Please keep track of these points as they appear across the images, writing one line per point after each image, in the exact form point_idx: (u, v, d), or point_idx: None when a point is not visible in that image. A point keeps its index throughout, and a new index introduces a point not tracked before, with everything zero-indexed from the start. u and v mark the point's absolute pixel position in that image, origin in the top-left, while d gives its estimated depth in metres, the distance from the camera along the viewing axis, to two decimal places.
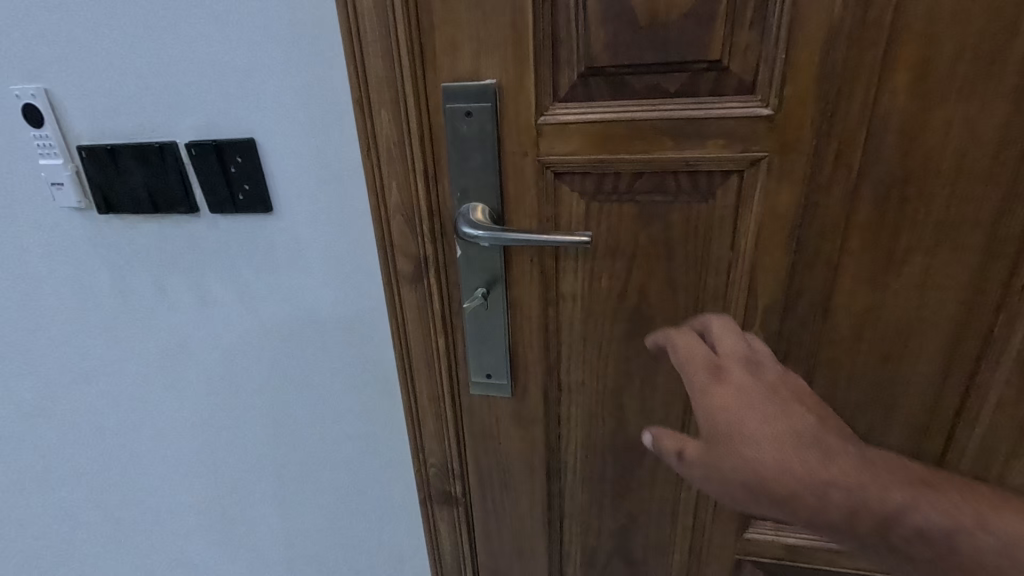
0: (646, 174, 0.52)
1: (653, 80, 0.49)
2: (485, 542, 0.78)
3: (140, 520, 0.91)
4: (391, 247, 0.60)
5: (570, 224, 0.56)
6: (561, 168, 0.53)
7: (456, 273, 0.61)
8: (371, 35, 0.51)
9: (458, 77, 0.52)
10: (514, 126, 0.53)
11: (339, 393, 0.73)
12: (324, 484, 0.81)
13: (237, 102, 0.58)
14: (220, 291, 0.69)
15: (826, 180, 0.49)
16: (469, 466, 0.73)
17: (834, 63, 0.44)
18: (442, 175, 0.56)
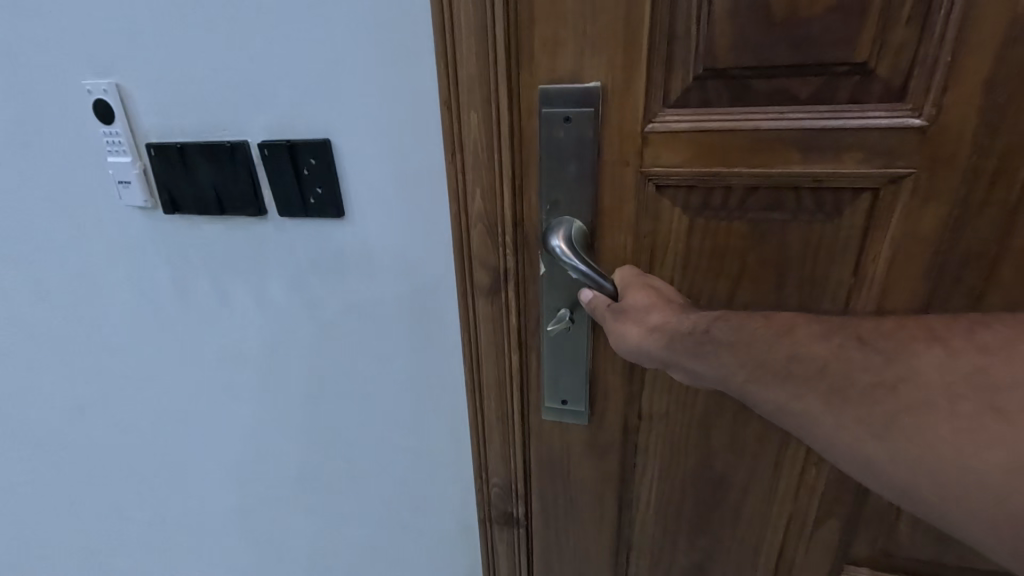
0: (763, 190, 0.46)
1: (783, 85, 0.43)
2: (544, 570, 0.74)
3: (188, 523, 0.90)
4: (470, 260, 0.56)
5: (669, 243, 0.51)
6: (665, 181, 0.48)
7: (537, 291, 0.56)
8: (466, 30, 0.47)
9: (557, 77, 0.48)
10: (616, 134, 0.48)
11: (400, 405, 0.70)
12: (377, 498, 0.78)
13: (312, 100, 0.55)
14: (282, 295, 0.66)
15: (978, 201, 0.43)
16: (534, 489, 0.68)
17: (1006, 69, 0.39)
18: (529, 186, 0.52)
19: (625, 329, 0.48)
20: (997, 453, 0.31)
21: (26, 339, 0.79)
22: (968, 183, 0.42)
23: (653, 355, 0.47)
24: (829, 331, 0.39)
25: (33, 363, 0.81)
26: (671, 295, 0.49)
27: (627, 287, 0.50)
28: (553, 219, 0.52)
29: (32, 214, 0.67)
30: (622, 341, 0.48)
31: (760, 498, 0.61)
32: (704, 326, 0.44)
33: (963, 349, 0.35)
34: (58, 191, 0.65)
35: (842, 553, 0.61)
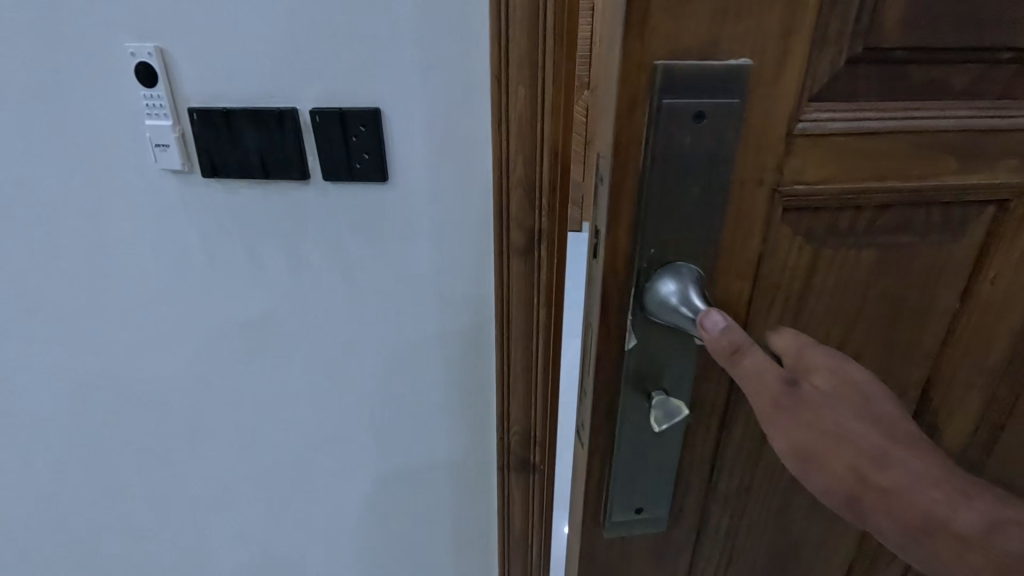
0: (896, 207, 0.45)
1: (937, 76, 0.42)
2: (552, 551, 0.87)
3: (191, 500, 0.90)
4: (597, 280, 0.44)
5: (783, 275, 0.46)
6: (800, 202, 0.44)
7: (618, 360, 0.47)
8: (520, 14, 0.53)
9: (678, 53, 0.38)
10: (753, 143, 0.41)
11: (426, 363, 0.76)
12: (400, 459, 0.84)
13: (367, 72, 0.59)
14: (321, 259, 0.70)
15: None
16: (547, 436, 0.76)
17: None
18: (638, 224, 0.42)
19: (826, 455, 0.39)
20: None
21: (18, 315, 0.75)
22: None
23: (857, 502, 0.40)
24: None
25: (29, 336, 0.77)
26: (885, 416, 0.41)
27: (836, 394, 0.40)
28: (667, 264, 0.44)
29: (58, 176, 0.66)
30: (810, 474, 0.41)
31: (812, 522, 0.60)
32: (941, 514, 0.39)
33: None
34: (92, 153, 0.65)
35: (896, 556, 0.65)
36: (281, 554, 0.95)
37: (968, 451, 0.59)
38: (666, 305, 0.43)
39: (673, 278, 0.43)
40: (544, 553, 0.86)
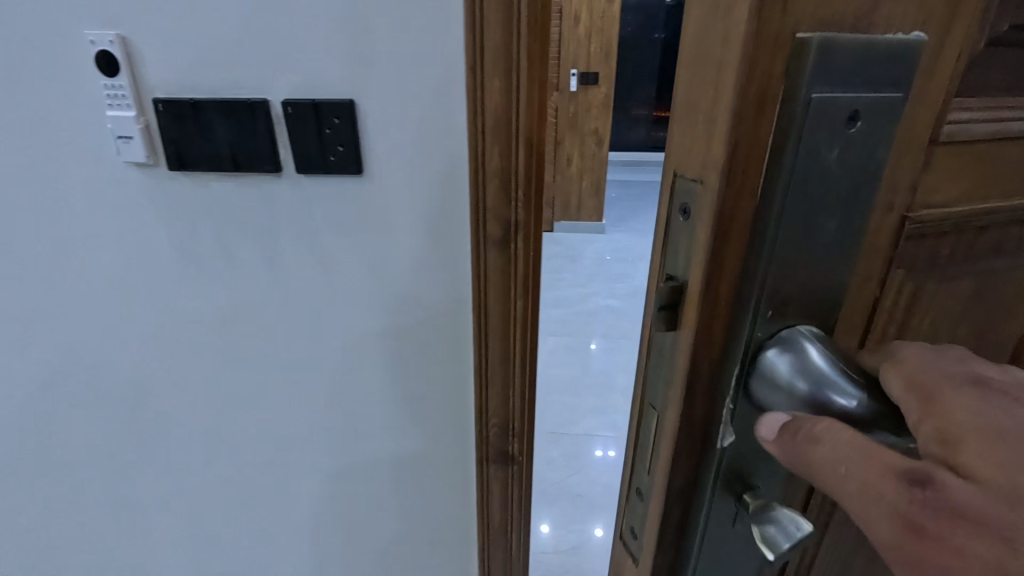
0: (1000, 226, 0.35)
1: None
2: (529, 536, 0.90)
3: (162, 501, 0.89)
4: (661, 354, 0.28)
5: (886, 319, 0.33)
6: (924, 226, 0.31)
7: (687, 475, 0.29)
8: (494, 6, 0.54)
9: (831, 11, 0.22)
10: (897, 151, 0.27)
11: (403, 360, 0.75)
12: (377, 459, 0.83)
13: (339, 64, 0.59)
14: (294, 254, 0.69)
15: None
16: (525, 425, 0.78)
17: None
18: (751, 280, 0.25)
19: None
20: None
21: None
22: None
23: None
24: None
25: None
26: None
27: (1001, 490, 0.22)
28: (782, 329, 0.26)
29: (24, 170, 0.66)
30: None
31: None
32: None
33: None
34: (57, 144, 0.64)
35: None
36: (255, 557, 0.93)
37: None
38: (784, 401, 0.26)
39: (787, 343, 0.26)
40: (522, 538, 0.89)
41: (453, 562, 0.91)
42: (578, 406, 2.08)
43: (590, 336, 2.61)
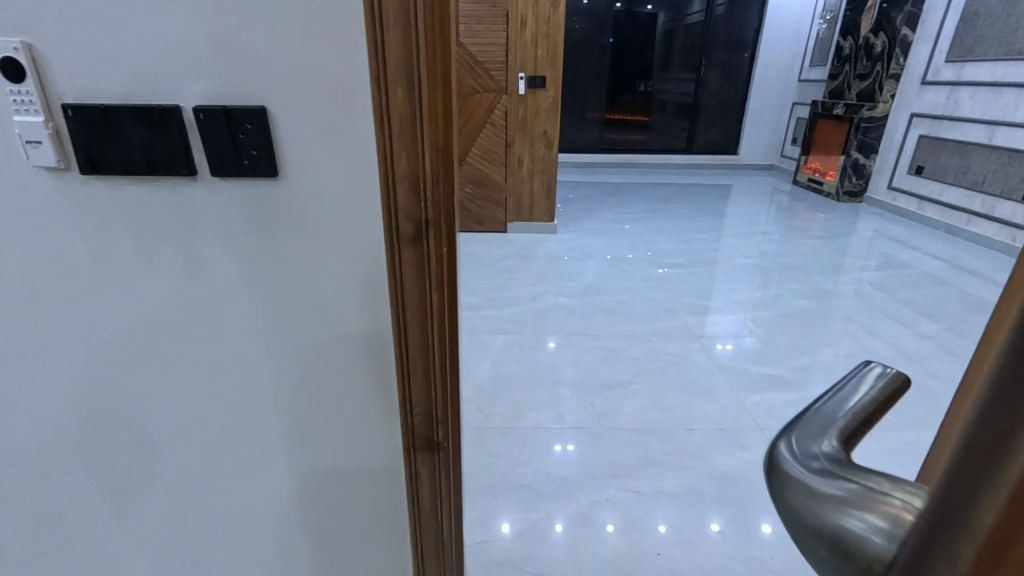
0: None
1: None
2: (461, 522, 0.95)
3: (90, 508, 0.89)
4: None
5: None
6: None
7: None
8: (392, 22, 0.59)
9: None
10: None
11: (328, 354, 0.78)
12: (307, 453, 0.86)
13: (249, 72, 0.62)
14: (214, 256, 0.71)
15: None
16: (449, 413, 0.84)
17: None
18: None
19: None
20: None
21: None
22: None
23: None
24: None
25: None
26: None
27: None
28: None
29: None
30: None
31: None
32: None
33: None
34: None
35: None
36: (188, 559, 0.94)
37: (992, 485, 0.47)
38: None
39: None
40: (454, 522, 0.94)
41: (388, 549, 0.94)
42: (527, 401, 2.13)
43: (541, 334, 2.67)
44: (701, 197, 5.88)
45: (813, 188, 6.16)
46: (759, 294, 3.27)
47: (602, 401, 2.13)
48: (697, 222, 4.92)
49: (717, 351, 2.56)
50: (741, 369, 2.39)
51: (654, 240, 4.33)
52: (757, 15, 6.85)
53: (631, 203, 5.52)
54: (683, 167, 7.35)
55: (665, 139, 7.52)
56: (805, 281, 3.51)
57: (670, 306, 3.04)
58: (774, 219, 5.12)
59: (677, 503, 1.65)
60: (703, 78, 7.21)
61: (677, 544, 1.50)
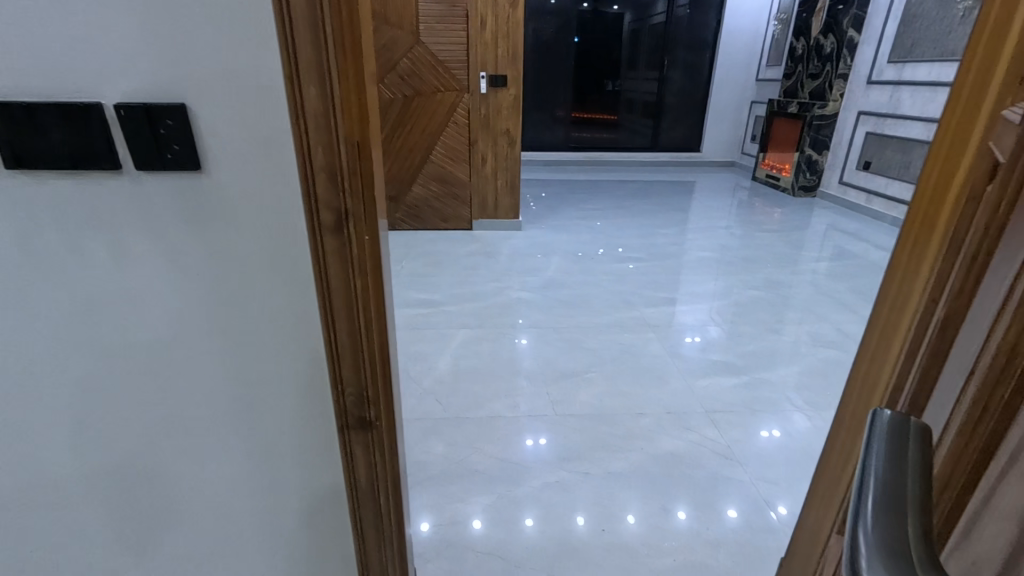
0: None
1: None
2: (398, 499, 1.01)
3: (31, 498, 0.91)
4: None
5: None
6: None
7: None
8: (301, 25, 0.64)
9: None
10: None
11: (260, 340, 0.83)
12: (245, 435, 0.90)
13: (167, 72, 0.65)
14: (142, 247, 0.75)
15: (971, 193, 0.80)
16: (381, 393, 0.89)
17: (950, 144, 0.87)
18: None
19: None
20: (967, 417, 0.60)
21: None
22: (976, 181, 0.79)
23: None
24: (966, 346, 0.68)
25: None
26: None
27: None
28: None
29: None
30: None
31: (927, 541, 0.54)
32: None
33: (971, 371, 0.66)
34: None
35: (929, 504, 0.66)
36: (134, 544, 0.98)
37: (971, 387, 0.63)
38: None
39: None
40: (392, 498, 0.99)
41: (329, 525, 1.00)
42: (485, 391, 2.20)
43: (502, 327, 2.74)
44: (664, 194, 6.03)
45: (771, 183, 6.39)
46: (714, 285, 3.41)
47: (556, 389, 2.21)
48: (659, 218, 5.06)
49: (671, 339, 2.67)
50: (691, 356, 2.50)
51: (616, 235, 4.44)
52: (716, 16, 7.04)
53: (596, 200, 5.64)
54: (648, 164, 7.53)
55: (630, 137, 7.67)
56: (757, 272, 3.67)
57: (627, 298, 3.14)
58: (733, 214, 5.30)
59: (624, 482, 1.73)
60: (666, 77, 7.38)
61: (622, 520, 1.59)
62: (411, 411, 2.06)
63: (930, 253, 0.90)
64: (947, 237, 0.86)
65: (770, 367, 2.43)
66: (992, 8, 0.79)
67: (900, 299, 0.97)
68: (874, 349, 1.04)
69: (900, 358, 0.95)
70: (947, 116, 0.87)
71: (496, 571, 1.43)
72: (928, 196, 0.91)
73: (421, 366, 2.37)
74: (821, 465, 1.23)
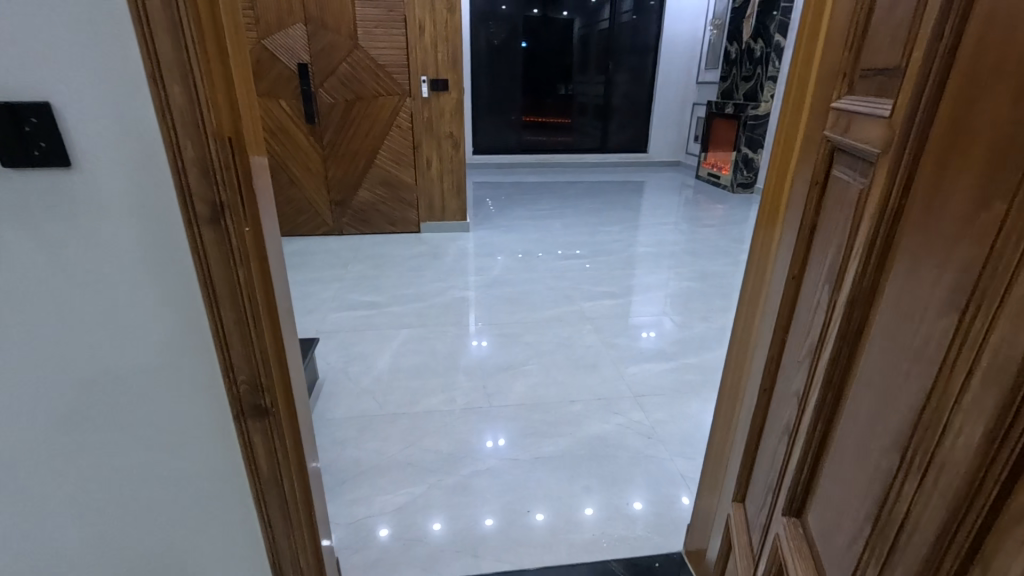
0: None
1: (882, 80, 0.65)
2: (302, 484, 1.04)
3: None
4: None
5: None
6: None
7: None
8: (160, 26, 0.67)
9: None
10: None
11: (147, 332, 0.85)
12: (141, 426, 0.92)
13: (29, 71, 0.68)
14: (18, 241, 0.77)
15: (803, 171, 0.89)
16: (275, 381, 0.92)
17: (786, 128, 0.98)
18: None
19: None
20: (877, 369, 0.61)
21: None
22: (803, 164, 0.90)
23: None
24: (833, 308, 0.71)
25: None
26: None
27: None
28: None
29: None
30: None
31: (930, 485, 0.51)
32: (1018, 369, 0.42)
33: (832, 328, 0.70)
34: None
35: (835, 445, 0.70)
36: (36, 541, 0.99)
37: (846, 328, 0.67)
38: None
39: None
40: (297, 483, 1.03)
41: (235, 513, 1.02)
42: (423, 387, 2.24)
43: (444, 325, 2.78)
44: (612, 193, 6.21)
45: (713, 180, 6.67)
46: (653, 277, 3.56)
47: (493, 381, 2.28)
48: (605, 216, 5.20)
49: (608, 329, 2.77)
50: (625, 346, 2.60)
51: (563, 234, 4.55)
52: (657, 21, 7.28)
53: (546, 201, 5.76)
54: (598, 165, 7.73)
55: (580, 139, 7.84)
56: (693, 264, 3.84)
57: (568, 293, 3.23)
58: (675, 211, 5.51)
59: (551, 466, 1.80)
60: (613, 80, 7.59)
61: (547, 502, 1.66)
62: (348, 410, 2.08)
63: (778, 233, 1.01)
64: (790, 212, 0.94)
65: (697, 353, 2.56)
66: (807, 14, 0.90)
67: (763, 270, 1.07)
68: (750, 321, 1.12)
69: (767, 325, 1.02)
70: (788, 103, 0.96)
71: (421, 556, 1.47)
72: (778, 176, 1.00)
73: (361, 366, 2.39)
74: (714, 430, 1.32)
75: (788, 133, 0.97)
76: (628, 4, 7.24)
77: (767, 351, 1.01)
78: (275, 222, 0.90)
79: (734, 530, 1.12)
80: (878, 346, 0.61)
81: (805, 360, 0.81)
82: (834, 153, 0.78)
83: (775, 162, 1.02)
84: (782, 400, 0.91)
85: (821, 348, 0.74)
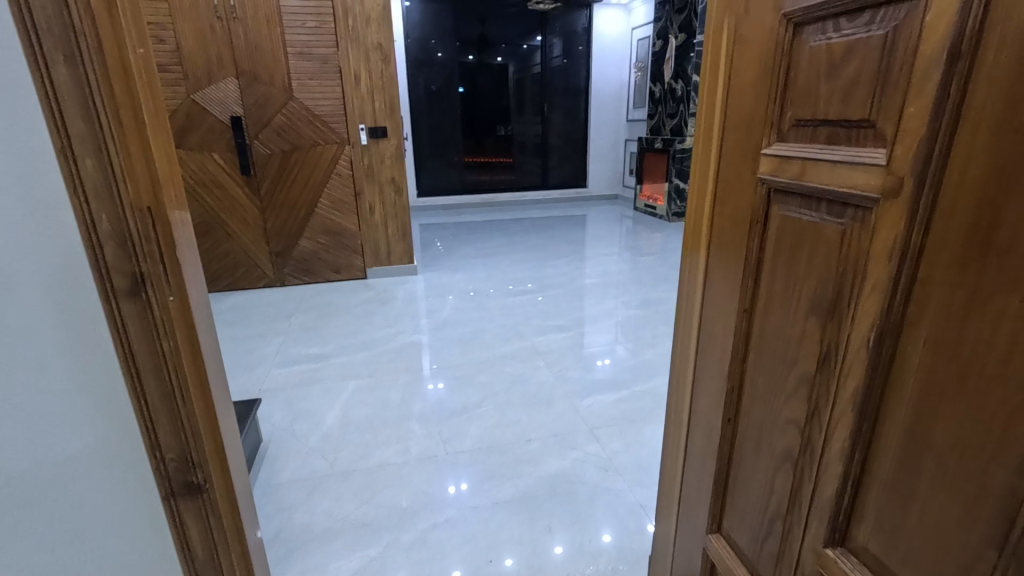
0: None
1: (831, 131, 0.69)
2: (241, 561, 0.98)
3: None
4: None
5: None
6: None
7: None
8: (68, 103, 0.66)
9: None
10: None
11: (57, 417, 0.78)
12: (49, 524, 0.83)
13: None
14: None
15: (729, 212, 0.95)
16: (207, 454, 0.88)
17: (698, 170, 1.05)
18: None
19: None
20: (938, 405, 0.58)
21: None
22: (722, 204, 0.97)
23: None
24: (846, 351, 0.70)
25: None
26: None
27: None
28: None
29: None
30: None
31: None
32: None
33: (854, 368, 0.69)
34: None
35: (878, 478, 0.68)
36: None
37: (881, 360, 0.65)
38: None
39: None
40: (239, 560, 0.97)
41: None
42: (375, 440, 2.16)
43: (394, 373, 2.72)
44: (556, 228, 6.38)
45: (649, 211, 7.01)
46: (599, 307, 3.66)
47: (448, 427, 2.23)
48: (549, 251, 5.33)
49: (562, 363, 2.80)
50: (577, 378, 2.63)
51: (511, 271, 4.61)
52: (585, 65, 7.71)
53: (491, 239, 5.84)
54: (540, 202, 7.96)
55: (522, 176, 8.07)
56: (636, 292, 3.98)
57: (519, 330, 3.25)
58: (617, 241, 5.73)
59: (510, 510, 1.77)
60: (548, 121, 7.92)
61: (512, 547, 1.62)
62: (295, 472, 1.97)
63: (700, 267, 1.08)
64: (718, 245, 0.99)
65: (647, 379, 2.63)
66: (705, 68, 0.98)
67: (692, 300, 1.12)
68: (688, 351, 1.16)
69: (710, 354, 1.06)
70: (698, 146, 1.03)
71: None
72: (698, 214, 1.07)
73: (308, 424, 2.28)
74: (665, 459, 1.34)
75: (698, 177, 1.05)
76: (557, 50, 7.63)
77: (721, 379, 1.03)
78: (201, 287, 0.89)
79: (715, 560, 1.11)
80: (929, 381, 0.59)
81: (797, 395, 0.81)
82: (771, 193, 0.82)
83: (693, 202, 1.08)
84: (765, 430, 0.91)
85: (835, 383, 0.72)
